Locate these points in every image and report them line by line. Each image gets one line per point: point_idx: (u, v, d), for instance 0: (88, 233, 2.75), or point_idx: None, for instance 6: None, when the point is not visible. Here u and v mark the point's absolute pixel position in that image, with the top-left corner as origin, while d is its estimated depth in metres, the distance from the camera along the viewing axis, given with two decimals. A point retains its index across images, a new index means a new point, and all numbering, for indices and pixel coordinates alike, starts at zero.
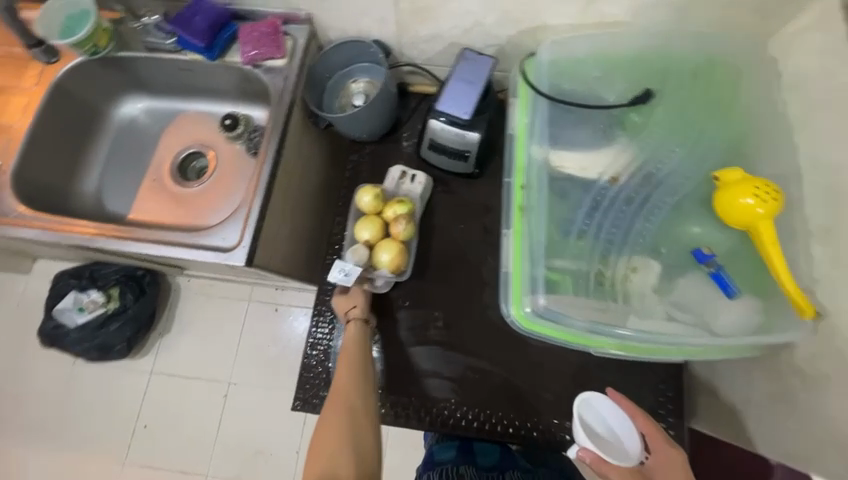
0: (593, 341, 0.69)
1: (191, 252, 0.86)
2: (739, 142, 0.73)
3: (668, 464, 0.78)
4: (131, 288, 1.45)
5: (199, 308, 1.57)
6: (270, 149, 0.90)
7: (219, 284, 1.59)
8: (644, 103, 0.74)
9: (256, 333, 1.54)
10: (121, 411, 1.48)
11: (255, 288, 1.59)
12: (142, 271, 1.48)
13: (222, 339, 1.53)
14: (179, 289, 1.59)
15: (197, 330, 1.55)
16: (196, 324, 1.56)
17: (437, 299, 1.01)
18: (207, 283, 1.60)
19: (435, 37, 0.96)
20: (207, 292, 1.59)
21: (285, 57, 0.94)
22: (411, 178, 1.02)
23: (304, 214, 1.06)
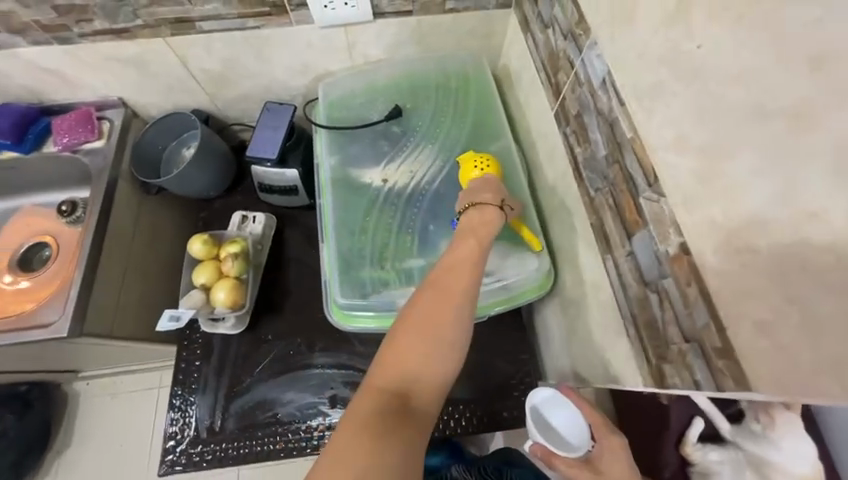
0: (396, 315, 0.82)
1: (15, 335, 0.87)
2: (476, 131, 0.94)
3: (619, 451, 0.58)
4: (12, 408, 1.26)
5: (101, 411, 1.38)
6: (92, 222, 0.94)
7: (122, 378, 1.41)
8: (398, 117, 0.93)
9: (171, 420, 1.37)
10: None
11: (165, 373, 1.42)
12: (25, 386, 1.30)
13: (132, 437, 1.36)
14: (76, 396, 1.40)
15: (102, 436, 1.36)
16: (99, 430, 1.37)
17: (298, 326, 1.05)
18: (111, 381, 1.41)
19: (246, 98, 1.09)
20: (112, 392, 1.40)
21: (101, 138, 1.02)
22: (252, 220, 1.10)
23: (155, 276, 1.09)
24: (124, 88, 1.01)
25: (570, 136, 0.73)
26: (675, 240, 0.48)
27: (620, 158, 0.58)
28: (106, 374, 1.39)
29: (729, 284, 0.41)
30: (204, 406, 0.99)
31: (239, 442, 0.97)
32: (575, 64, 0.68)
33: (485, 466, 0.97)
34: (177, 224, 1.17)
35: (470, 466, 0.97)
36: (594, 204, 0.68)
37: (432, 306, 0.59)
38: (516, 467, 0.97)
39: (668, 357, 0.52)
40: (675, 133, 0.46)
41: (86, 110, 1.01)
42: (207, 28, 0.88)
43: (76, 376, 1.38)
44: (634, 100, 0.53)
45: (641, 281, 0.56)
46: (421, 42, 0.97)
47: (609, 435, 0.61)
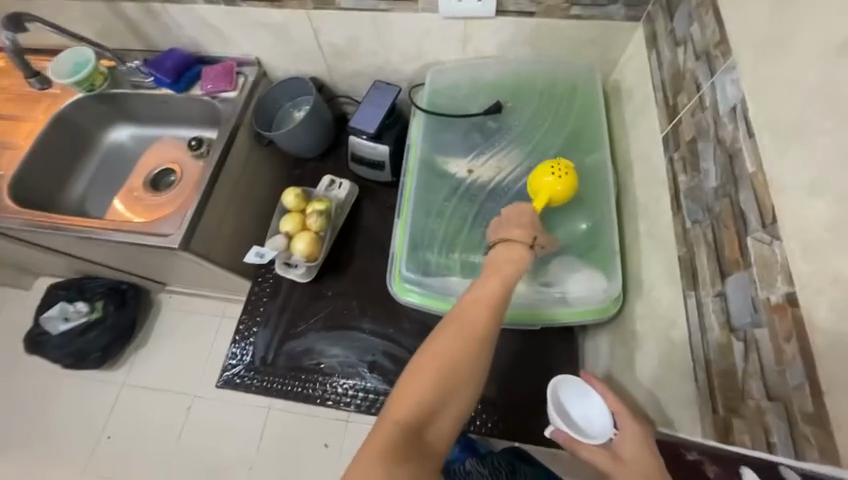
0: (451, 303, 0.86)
1: (142, 237, 1.06)
2: (572, 142, 0.93)
3: (638, 442, 0.62)
4: (114, 298, 1.44)
5: (171, 324, 1.50)
6: (214, 159, 1.10)
7: (195, 300, 1.53)
8: (496, 113, 0.95)
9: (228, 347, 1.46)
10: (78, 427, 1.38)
11: (229, 304, 1.52)
12: (125, 284, 1.48)
13: (191, 353, 1.45)
14: (159, 304, 1.54)
15: (174, 342, 1.48)
16: (168, 338, 1.49)
17: (357, 290, 1.13)
18: (188, 300, 1.54)
19: (358, 73, 1.18)
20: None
21: (236, 90, 1.18)
22: (338, 186, 1.19)
23: (249, 217, 1.24)
24: (262, 49, 1.16)
25: (677, 162, 0.69)
26: (780, 289, 0.44)
27: (732, 192, 0.54)
28: (187, 292, 1.53)
29: (839, 346, 0.37)
30: (264, 340, 1.11)
31: (285, 379, 1.08)
32: (702, 87, 0.64)
33: (498, 461, 0.96)
34: (275, 175, 1.31)
35: (486, 462, 0.96)
36: (688, 236, 0.64)
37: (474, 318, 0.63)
38: (530, 466, 0.96)
39: (740, 412, 0.48)
40: (813, 174, 0.42)
41: (230, 64, 1.18)
42: (345, 6, 0.98)
43: (162, 287, 1.54)
44: (767, 133, 0.49)
45: (727, 326, 0.52)
46: (537, 45, 0.98)
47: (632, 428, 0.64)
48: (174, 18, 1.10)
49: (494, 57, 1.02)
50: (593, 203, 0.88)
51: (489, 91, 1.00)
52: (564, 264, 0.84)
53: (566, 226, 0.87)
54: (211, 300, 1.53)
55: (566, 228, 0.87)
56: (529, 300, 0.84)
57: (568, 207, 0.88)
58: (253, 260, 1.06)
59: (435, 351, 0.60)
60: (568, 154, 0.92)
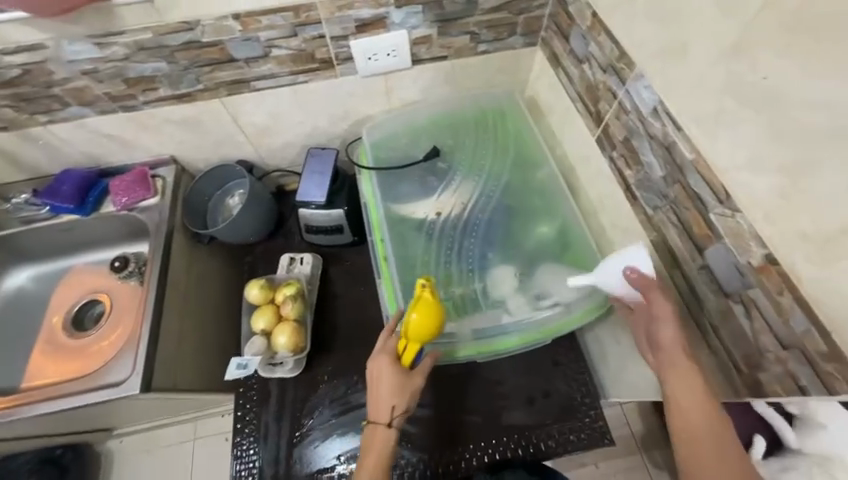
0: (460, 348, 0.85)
1: (87, 395, 0.88)
2: (518, 160, 1.01)
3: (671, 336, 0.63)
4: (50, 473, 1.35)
5: (142, 467, 1.45)
6: (154, 275, 0.97)
7: (160, 433, 1.49)
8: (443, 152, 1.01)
9: (205, 470, 1.45)
10: None
11: (199, 425, 1.50)
12: (60, 449, 1.39)
13: None
14: (111, 453, 1.46)
15: None
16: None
17: (354, 363, 1.05)
18: (143, 438, 1.49)
19: (288, 145, 1.14)
20: (147, 448, 1.47)
21: (156, 195, 1.07)
22: (299, 262, 1.12)
23: (209, 324, 1.10)
24: (176, 146, 1.07)
25: (618, 160, 0.78)
26: (758, 252, 0.51)
27: (681, 178, 0.61)
28: (142, 429, 1.47)
29: (830, 291, 0.43)
30: (267, 455, 0.98)
31: None
32: (619, 94, 0.73)
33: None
34: (224, 271, 1.19)
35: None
36: (654, 221, 0.71)
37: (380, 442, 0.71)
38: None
39: (763, 366, 0.54)
40: (748, 154, 0.49)
41: (141, 169, 1.06)
42: (260, 86, 0.95)
43: (111, 435, 1.45)
44: (694, 126, 0.57)
45: (721, 293, 0.58)
46: (456, 82, 1.04)
47: (670, 316, 0.63)
48: (62, 137, 0.97)
49: (421, 102, 1.06)
50: (555, 209, 0.95)
51: (427, 135, 1.05)
52: (551, 272, 0.88)
53: (537, 237, 0.93)
54: (175, 427, 1.50)
55: (537, 239, 0.93)
56: (530, 316, 0.85)
57: (532, 220, 0.95)
58: (236, 375, 0.97)
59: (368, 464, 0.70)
60: (517, 172, 1.00)
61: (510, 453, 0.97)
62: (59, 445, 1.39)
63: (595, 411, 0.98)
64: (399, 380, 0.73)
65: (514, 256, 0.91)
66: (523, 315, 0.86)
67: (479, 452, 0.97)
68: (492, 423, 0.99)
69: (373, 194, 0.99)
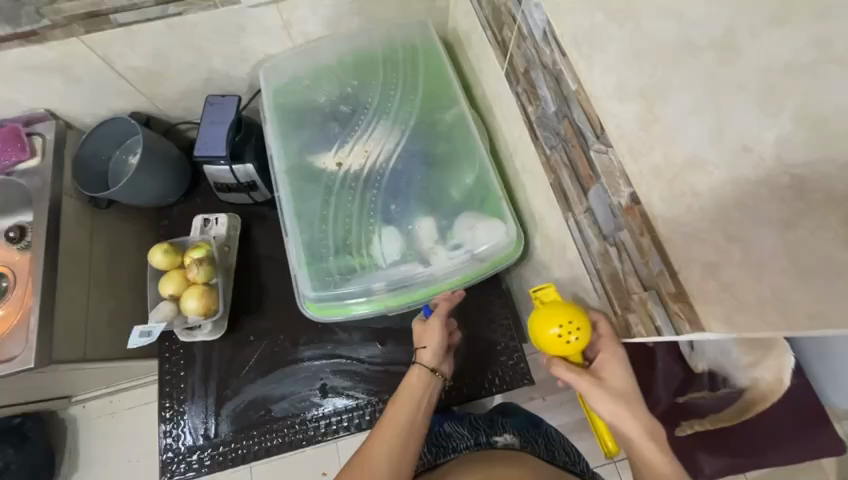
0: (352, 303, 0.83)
1: None
2: (431, 97, 0.92)
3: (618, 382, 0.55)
4: (11, 440, 1.40)
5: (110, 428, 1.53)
6: (42, 243, 0.90)
7: (121, 396, 1.56)
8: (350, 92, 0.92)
9: None
10: None
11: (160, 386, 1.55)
12: (18, 418, 1.44)
13: (139, 446, 1.51)
14: (75, 419, 1.54)
15: (115, 443, 1.52)
16: (112, 439, 1.52)
17: (280, 324, 1.04)
18: (106, 402, 1.55)
19: (186, 93, 1.02)
20: (110, 411, 1.54)
21: (36, 156, 0.95)
22: (214, 222, 1.05)
23: (124, 291, 1.06)
24: (49, 99, 0.94)
25: (522, 95, 0.71)
26: (626, 191, 0.47)
27: (568, 113, 0.56)
28: (102, 394, 1.54)
29: (679, 230, 0.40)
30: (196, 413, 0.99)
31: (236, 443, 0.97)
32: (517, 17, 0.64)
33: (477, 420, 0.99)
34: (138, 237, 1.12)
35: (465, 422, 0.98)
36: (551, 162, 0.66)
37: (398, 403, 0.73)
38: (509, 419, 1.00)
39: (631, 306, 0.53)
40: (614, 80, 0.43)
41: (13, 126, 0.94)
42: (123, 20, 0.81)
43: (70, 400, 1.52)
44: (574, 50, 0.50)
45: (602, 236, 0.56)
46: (363, 11, 0.92)
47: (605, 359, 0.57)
48: None
49: (410, 53, 0.94)
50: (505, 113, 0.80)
51: (405, 37, 0.94)
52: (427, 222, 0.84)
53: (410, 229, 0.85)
54: (137, 391, 1.55)
55: (453, 185, 0.87)
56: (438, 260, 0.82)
57: (411, 231, 0.85)
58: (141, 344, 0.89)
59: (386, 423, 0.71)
60: (427, 107, 0.92)
61: (436, 398, 1.00)
62: (16, 415, 1.44)
63: (518, 354, 1.01)
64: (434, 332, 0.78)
65: (424, 206, 0.86)
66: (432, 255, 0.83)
67: None
68: None
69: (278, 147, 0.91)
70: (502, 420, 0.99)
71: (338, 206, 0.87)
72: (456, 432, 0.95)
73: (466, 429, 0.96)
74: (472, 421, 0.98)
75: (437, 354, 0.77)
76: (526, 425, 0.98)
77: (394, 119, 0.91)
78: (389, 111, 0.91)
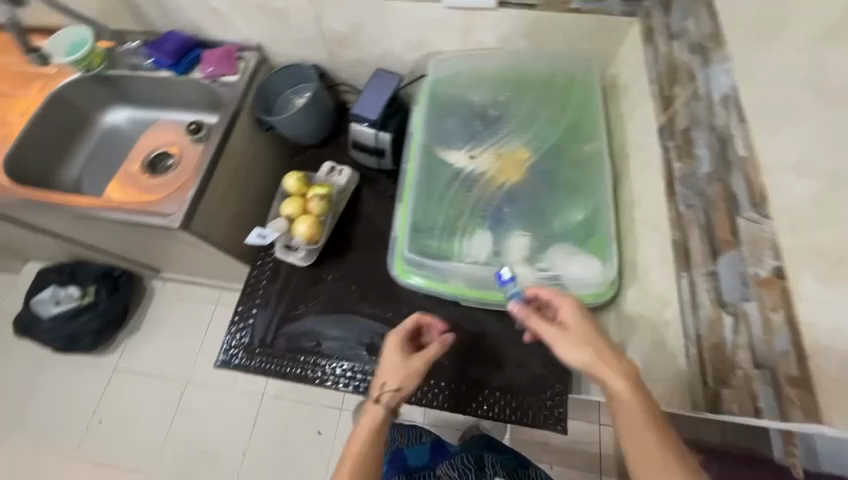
0: (436, 277, 0.90)
1: (142, 216, 1.05)
2: (578, 125, 0.97)
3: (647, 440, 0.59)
4: (107, 285, 1.84)
5: (166, 309, 2.02)
6: (215, 140, 1.10)
7: (192, 289, 2.06)
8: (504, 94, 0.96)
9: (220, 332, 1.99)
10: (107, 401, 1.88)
11: (223, 294, 2.05)
12: (119, 271, 1.89)
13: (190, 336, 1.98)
14: (153, 290, 2.05)
15: (164, 329, 2.00)
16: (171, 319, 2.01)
17: (356, 275, 1.14)
18: (182, 288, 2.05)
19: (359, 62, 1.20)
20: (180, 296, 2.04)
21: (236, 74, 1.19)
22: (339, 172, 1.19)
23: (250, 201, 1.25)
24: (264, 35, 1.17)
25: (672, 150, 0.72)
26: (769, 264, 0.47)
27: (726, 177, 0.56)
28: (180, 281, 2.04)
29: (824, 315, 0.40)
30: (262, 320, 1.11)
31: (283, 361, 1.06)
32: (697, 78, 0.67)
33: (468, 458, 0.97)
34: (273, 161, 1.32)
35: (455, 462, 0.97)
36: (681, 220, 0.67)
37: (368, 414, 0.79)
38: (497, 456, 1.01)
39: (732, 383, 0.54)
40: (799, 155, 0.45)
41: (230, 48, 1.18)
42: None
43: (156, 275, 2.03)
44: (758, 120, 0.51)
45: (719, 302, 0.56)
46: (535, 35, 0.99)
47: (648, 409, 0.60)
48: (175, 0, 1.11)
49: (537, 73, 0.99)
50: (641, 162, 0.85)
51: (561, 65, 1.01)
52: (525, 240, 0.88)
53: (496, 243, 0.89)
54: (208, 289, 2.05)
55: (564, 214, 0.89)
56: (458, 277, 0.89)
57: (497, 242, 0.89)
58: (254, 244, 1.00)
59: (354, 440, 0.78)
60: (570, 135, 0.96)
61: (469, 404, 1.00)
62: (118, 268, 1.89)
63: (560, 397, 0.98)
64: (399, 360, 0.83)
65: (529, 222, 0.89)
66: (464, 272, 0.89)
67: (439, 391, 1.02)
68: (460, 370, 1.03)
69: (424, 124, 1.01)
70: (491, 457, 0.98)
71: (452, 197, 0.93)
72: (444, 474, 0.96)
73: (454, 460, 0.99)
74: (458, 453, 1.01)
75: (412, 379, 0.82)
76: (512, 465, 1.00)
77: (527, 140, 0.96)
78: (507, 144, 0.96)
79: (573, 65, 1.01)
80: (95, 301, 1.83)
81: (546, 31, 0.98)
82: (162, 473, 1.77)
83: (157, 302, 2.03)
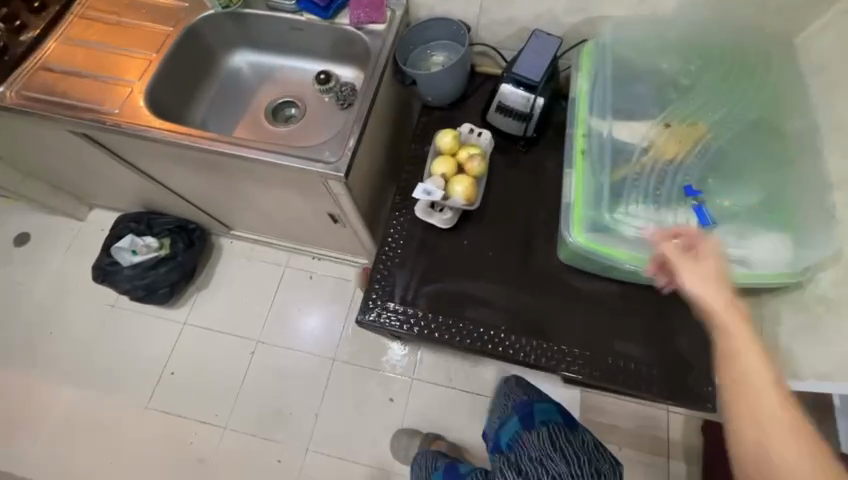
0: (619, 246, 0.92)
1: (284, 160, 1.00)
2: (772, 100, 0.95)
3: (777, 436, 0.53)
4: (183, 238, 1.82)
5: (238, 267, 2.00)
6: (369, 92, 1.08)
7: (258, 249, 2.03)
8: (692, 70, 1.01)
9: (289, 292, 1.97)
10: (179, 353, 1.88)
11: (292, 257, 2.02)
12: (193, 225, 1.87)
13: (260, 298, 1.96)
14: (221, 247, 2.02)
15: (234, 285, 1.98)
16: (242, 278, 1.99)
17: (494, 241, 1.12)
18: (250, 247, 2.03)
19: (509, 22, 1.15)
20: (248, 256, 2.02)
21: (384, 24, 1.13)
22: (478, 134, 1.15)
23: (377, 158, 1.22)
24: None
25: None
26: None
27: None
28: (250, 240, 2.02)
29: None
30: (402, 279, 1.09)
31: (427, 321, 1.05)
32: None
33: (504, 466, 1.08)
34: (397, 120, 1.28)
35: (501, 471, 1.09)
36: None
37: None
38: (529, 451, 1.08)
39: None
40: None
41: None
42: None
43: (227, 234, 2.01)
44: None
45: None
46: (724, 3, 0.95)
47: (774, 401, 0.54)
48: None
49: (721, 48, 1.00)
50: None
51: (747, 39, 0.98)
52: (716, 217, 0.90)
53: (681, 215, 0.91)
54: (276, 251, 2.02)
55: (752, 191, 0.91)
56: (643, 246, 0.92)
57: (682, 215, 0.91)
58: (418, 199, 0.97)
59: None
60: (762, 111, 0.95)
61: (616, 376, 1.00)
62: (193, 222, 1.87)
63: (708, 375, 0.99)
64: None
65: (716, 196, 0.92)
66: (648, 242, 0.92)
67: (585, 362, 1.02)
68: (606, 343, 1.03)
69: (603, 94, 1.04)
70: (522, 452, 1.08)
71: (634, 170, 0.97)
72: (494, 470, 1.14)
73: (535, 447, 1.09)
74: (533, 438, 1.10)
75: None
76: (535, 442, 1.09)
77: (710, 117, 0.97)
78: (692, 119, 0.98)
79: (758, 39, 0.97)
80: (173, 253, 1.80)
81: (740, 2, 0.93)
82: (237, 425, 1.78)
83: (227, 260, 2.01)
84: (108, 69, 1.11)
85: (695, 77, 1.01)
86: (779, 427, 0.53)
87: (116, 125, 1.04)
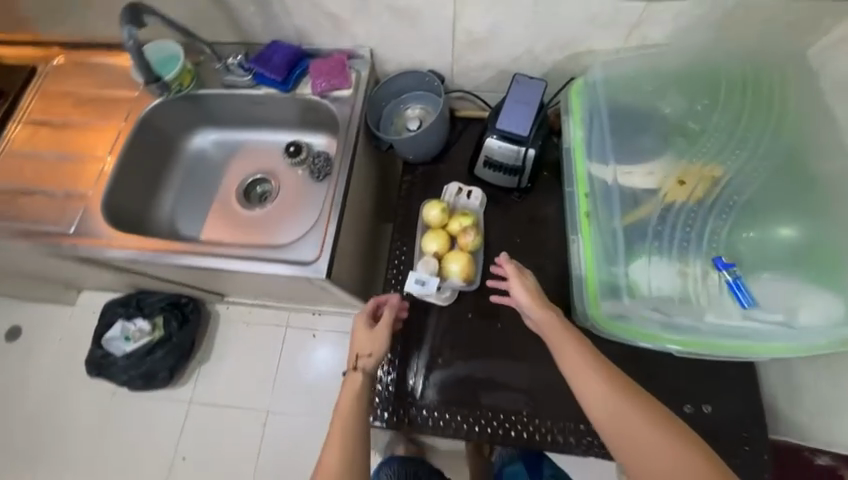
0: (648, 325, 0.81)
1: (262, 266, 0.91)
2: (792, 134, 0.85)
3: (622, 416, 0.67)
4: (176, 316, 1.74)
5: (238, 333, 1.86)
6: (342, 171, 0.97)
7: (258, 310, 1.90)
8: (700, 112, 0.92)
9: (293, 354, 1.85)
10: (186, 436, 1.77)
11: (292, 315, 1.90)
12: (185, 299, 1.77)
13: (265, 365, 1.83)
14: (218, 316, 1.89)
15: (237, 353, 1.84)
16: (244, 343, 1.85)
17: (500, 310, 1.02)
18: (248, 311, 1.89)
19: (485, 66, 1.04)
20: (246, 320, 1.88)
21: (351, 88, 1.04)
22: (466, 194, 1.08)
23: (363, 230, 1.12)
24: (380, 41, 1.01)
25: None
26: None
27: None
28: (249, 303, 1.88)
29: None
30: (405, 367, 0.99)
31: (438, 414, 0.95)
32: None
33: None
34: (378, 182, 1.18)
35: None
36: None
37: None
38: None
39: None
40: None
41: (341, 58, 1.03)
42: None
43: (222, 300, 1.88)
44: None
45: None
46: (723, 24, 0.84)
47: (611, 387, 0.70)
48: (285, 6, 0.95)
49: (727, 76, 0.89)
50: None
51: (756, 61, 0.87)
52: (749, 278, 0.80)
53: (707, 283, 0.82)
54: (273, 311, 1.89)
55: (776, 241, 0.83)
56: (675, 323, 0.80)
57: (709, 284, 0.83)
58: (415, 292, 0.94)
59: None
60: (779, 148, 0.86)
61: None
62: (184, 295, 1.78)
63: (763, 443, 0.86)
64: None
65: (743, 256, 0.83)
66: (679, 317, 0.80)
67: None
68: None
69: (603, 145, 0.93)
70: None
71: (649, 231, 0.87)
72: None
73: None
74: None
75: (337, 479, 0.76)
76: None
77: (723, 160, 0.89)
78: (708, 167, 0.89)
79: (766, 59, 0.86)
80: (166, 334, 1.73)
81: (741, 24, 0.83)
82: None
83: (227, 324, 1.87)
84: (63, 182, 1.03)
85: (703, 116, 0.92)
86: (629, 416, 0.66)
87: (75, 249, 0.96)
